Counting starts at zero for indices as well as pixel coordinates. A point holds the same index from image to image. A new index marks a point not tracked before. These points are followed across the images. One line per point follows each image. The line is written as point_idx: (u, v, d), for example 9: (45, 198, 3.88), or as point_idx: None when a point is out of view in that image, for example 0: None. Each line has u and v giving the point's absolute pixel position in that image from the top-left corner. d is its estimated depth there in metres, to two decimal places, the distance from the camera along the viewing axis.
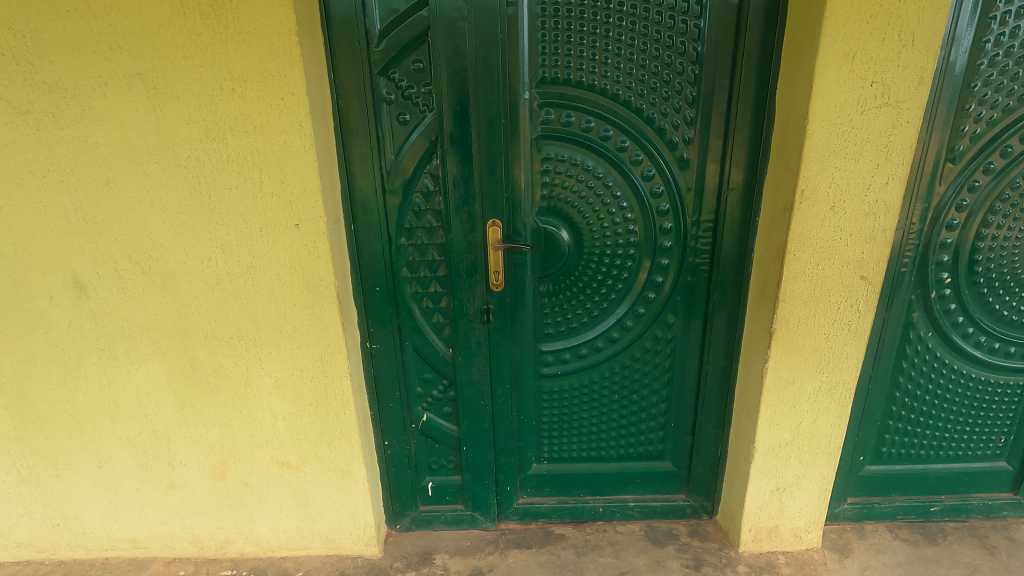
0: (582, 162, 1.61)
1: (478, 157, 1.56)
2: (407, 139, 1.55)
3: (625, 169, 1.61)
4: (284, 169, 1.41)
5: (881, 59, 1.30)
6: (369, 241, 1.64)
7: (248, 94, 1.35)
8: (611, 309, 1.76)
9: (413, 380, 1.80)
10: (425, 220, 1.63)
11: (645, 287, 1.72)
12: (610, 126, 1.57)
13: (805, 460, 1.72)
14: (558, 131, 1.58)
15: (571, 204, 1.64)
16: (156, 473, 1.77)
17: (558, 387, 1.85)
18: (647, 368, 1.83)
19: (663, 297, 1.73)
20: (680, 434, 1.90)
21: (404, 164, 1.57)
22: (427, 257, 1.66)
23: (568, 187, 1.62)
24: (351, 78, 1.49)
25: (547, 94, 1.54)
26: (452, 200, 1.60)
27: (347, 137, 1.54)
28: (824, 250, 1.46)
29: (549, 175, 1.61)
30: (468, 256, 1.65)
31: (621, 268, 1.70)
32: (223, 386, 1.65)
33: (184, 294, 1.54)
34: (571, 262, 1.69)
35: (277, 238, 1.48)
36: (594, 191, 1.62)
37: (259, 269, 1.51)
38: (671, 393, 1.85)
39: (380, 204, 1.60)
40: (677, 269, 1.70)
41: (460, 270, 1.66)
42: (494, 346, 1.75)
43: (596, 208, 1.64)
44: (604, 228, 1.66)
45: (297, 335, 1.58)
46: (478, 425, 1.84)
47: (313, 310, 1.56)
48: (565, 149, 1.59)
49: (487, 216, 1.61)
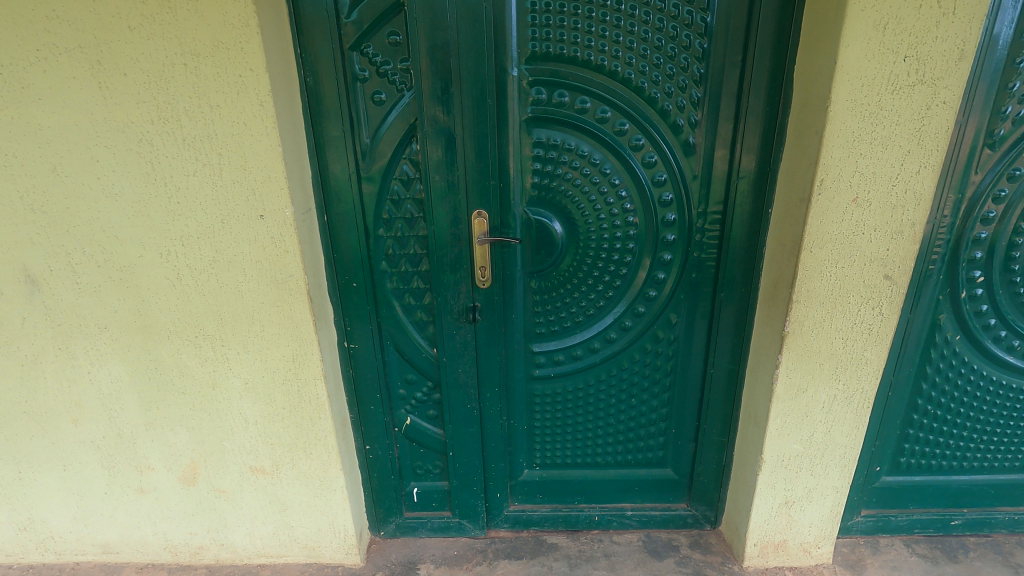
0: (576, 147, 1.45)
1: (462, 141, 1.42)
2: (383, 121, 1.41)
3: (624, 155, 1.46)
4: (246, 154, 1.28)
5: (915, 31, 1.14)
6: (345, 232, 1.51)
7: (202, 70, 1.22)
8: (608, 307, 1.62)
9: (396, 381, 1.68)
10: (406, 210, 1.49)
11: (645, 284, 1.58)
12: (608, 107, 1.42)
13: (817, 473, 1.59)
14: (550, 113, 1.42)
15: (565, 193, 1.49)
16: (124, 476, 1.67)
17: (551, 390, 1.72)
18: (647, 371, 1.69)
19: (665, 295, 1.59)
20: (681, 441, 1.77)
21: (381, 148, 1.43)
22: (407, 250, 1.53)
23: (562, 174, 1.48)
24: (320, 53, 1.34)
25: (538, 71, 1.39)
26: (433, 188, 1.46)
27: (318, 119, 1.40)
28: (843, 247, 1.32)
29: (541, 161, 1.47)
30: (451, 250, 1.51)
31: (620, 263, 1.56)
32: (190, 388, 1.54)
33: (143, 289, 1.42)
34: (565, 257, 1.55)
35: (240, 230, 1.35)
36: (589, 179, 1.48)
37: (223, 263, 1.39)
38: (673, 397, 1.72)
39: (354, 192, 1.47)
40: (680, 265, 1.56)
41: (444, 264, 1.53)
42: (481, 346, 1.62)
43: (592, 197, 1.49)
44: (601, 220, 1.52)
45: (266, 335, 1.47)
46: (465, 430, 1.73)
47: (282, 308, 1.44)
48: (558, 132, 1.45)
49: (472, 206, 1.48)
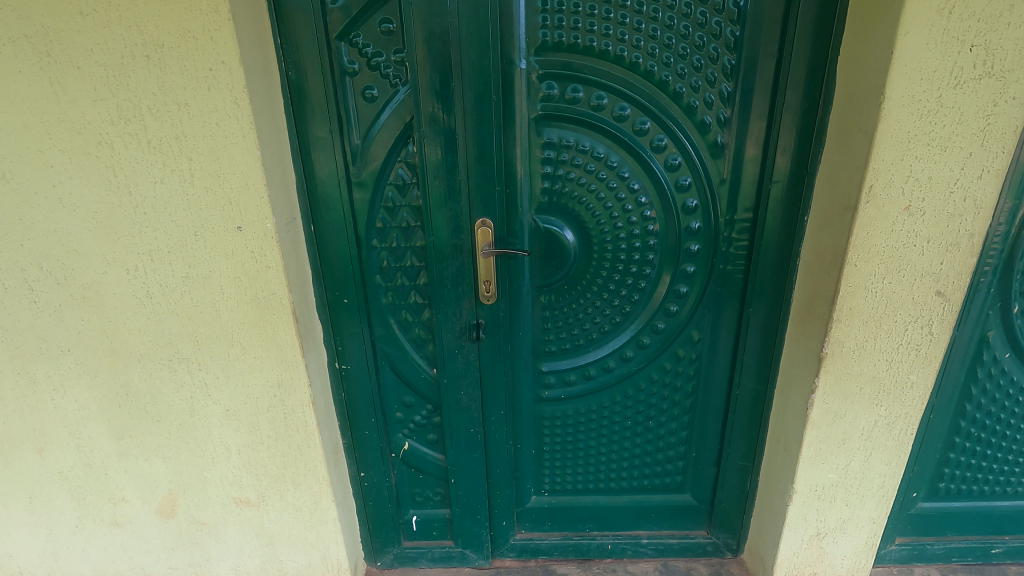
0: (591, 148, 1.30)
1: (464, 141, 1.27)
2: (376, 120, 1.26)
3: (644, 158, 1.31)
4: (219, 159, 1.13)
5: (985, 15, 0.99)
6: (334, 244, 1.36)
7: (167, 63, 1.07)
8: (625, 323, 1.47)
9: (392, 404, 1.54)
10: (402, 219, 1.35)
11: (666, 299, 1.44)
12: (627, 103, 1.27)
13: (852, 504, 1.45)
14: (562, 111, 1.27)
15: (578, 200, 1.34)
16: (96, 509, 1.53)
17: (561, 413, 1.58)
18: (666, 392, 1.55)
19: (687, 310, 1.45)
20: (701, 465, 1.64)
21: (374, 150, 1.28)
22: (404, 263, 1.39)
23: (575, 178, 1.33)
24: (304, 42, 1.19)
25: (549, 63, 1.24)
26: (431, 194, 1.31)
27: (302, 118, 1.25)
28: (892, 260, 1.18)
29: (552, 164, 1.32)
30: (452, 263, 1.37)
31: (638, 276, 1.42)
32: (165, 415, 1.40)
33: (109, 308, 1.28)
34: (578, 269, 1.40)
35: (216, 243, 1.21)
36: (605, 183, 1.33)
37: (197, 280, 1.24)
38: (694, 419, 1.59)
39: (344, 198, 1.32)
40: (704, 278, 1.42)
41: (444, 278, 1.38)
42: (486, 367, 1.48)
43: (608, 204, 1.35)
44: (617, 229, 1.37)
45: (247, 358, 1.32)
46: (468, 455, 1.59)
47: (265, 329, 1.29)
48: (571, 131, 1.30)
49: (475, 214, 1.33)
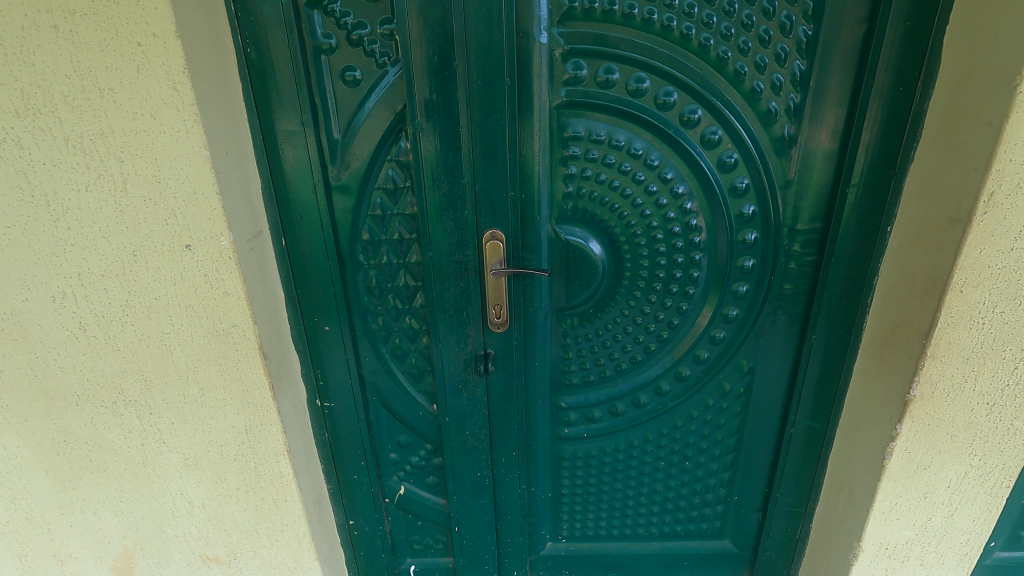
0: (626, 143, 1.05)
1: (469, 135, 1.02)
2: (359, 110, 1.01)
3: (692, 156, 1.06)
4: (157, 161, 0.89)
5: None
6: (310, 261, 1.11)
7: (83, 37, 0.82)
8: (661, 352, 1.24)
9: (384, 444, 1.31)
10: (394, 230, 1.10)
11: (711, 324, 1.20)
12: (673, 87, 1.02)
13: (928, 563, 1.22)
14: (592, 97, 1.02)
15: (609, 207, 1.10)
16: (39, 568, 1.30)
17: (582, 453, 1.35)
18: (707, 429, 1.32)
19: (735, 337, 1.21)
20: (744, 509, 1.42)
21: (357, 147, 1.03)
22: (396, 283, 1.15)
23: (605, 180, 1.08)
24: (264, 9, 0.93)
25: (577, 36, 0.99)
26: (430, 201, 1.07)
27: (267, 107, 1.00)
28: (1008, 285, 0.92)
29: (577, 163, 1.07)
30: (455, 283, 1.13)
31: (679, 297, 1.18)
32: (113, 464, 1.17)
33: (35, 343, 1.04)
34: (607, 290, 1.16)
35: (160, 266, 0.97)
36: (643, 186, 1.08)
37: (140, 310, 1.01)
38: (737, 459, 1.36)
39: (321, 207, 1.07)
40: (758, 300, 1.18)
41: (445, 301, 1.15)
42: (495, 404, 1.25)
43: (645, 212, 1.10)
44: (655, 242, 1.13)
45: (207, 401, 1.09)
46: (474, 501, 1.37)
47: (226, 368, 1.06)
48: (602, 123, 1.04)
49: (482, 225, 1.09)
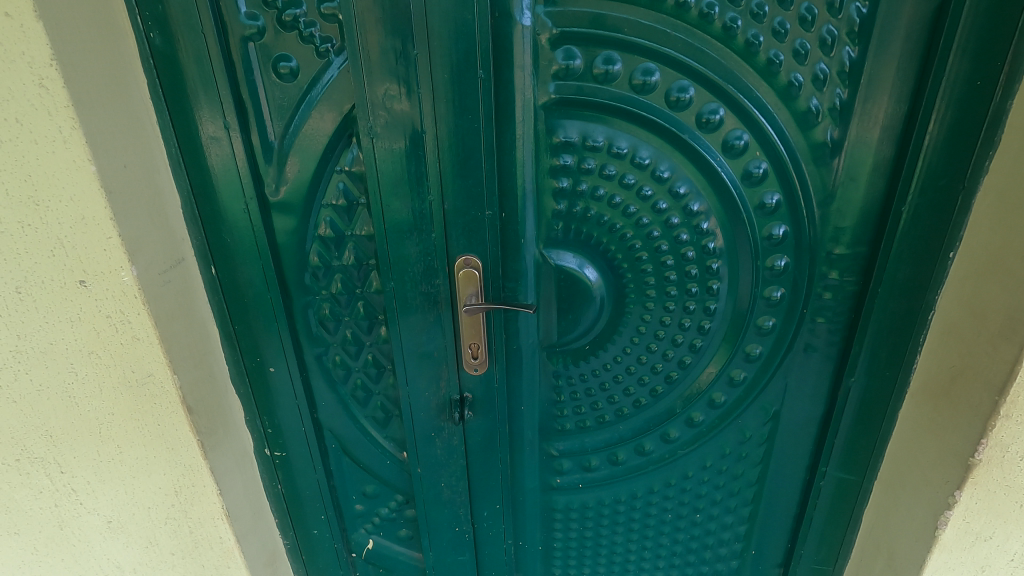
0: (629, 151, 0.85)
1: (435, 142, 0.83)
2: (297, 110, 0.81)
3: (711, 167, 0.86)
4: (33, 178, 0.69)
5: None
6: (248, 292, 0.92)
7: None
8: (670, 395, 1.05)
9: (348, 495, 1.14)
10: (348, 255, 0.91)
11: (730, 363, 1.01)
12: (691, 80, 0.81)
13: None
14: (589, 94, 0.82)
15: (608, 228, 0.90)
16: None
17: (577, 504, 1.17)
18: (722, 480, 1.14)
19: (758, 378, 1.03)
20: (761, 565, 1.24)
21: (297, 156, 0.84)
22: (354, 317, 0.96)
23: (604, 196, 0.88)
24: None
25: (569, 17, 0.78)
26: (388, 221, 0.87)
27: (183, 108, 0.81)
28: None
29: (570, 175, 0.87)
30: (423, 317, 0.94)
31: (692, 333, 0.98)
32: (26, 527, 0.96)
33: None
34: (606, 324, 0.97)
35: (53, 305, 0.77)
36: (650, 202, 0.88)
37: (39, 355, 0.81)
38: (756, 511, 1.18)
39: (256, 229, 0.88)
40: (787, 336, 0.98)
41: (412, 338, 0.96)
42: (474, 452, 1.07)
43: (652, 234, 0.90)
44: (664, 270, 0.93)
45: (127, 460, 0.91)
46: (453, 557, 1.19)
47: (145, 422, 0.87)
48: (601, 127, 0.84)
49: (453, 249, 0.89)
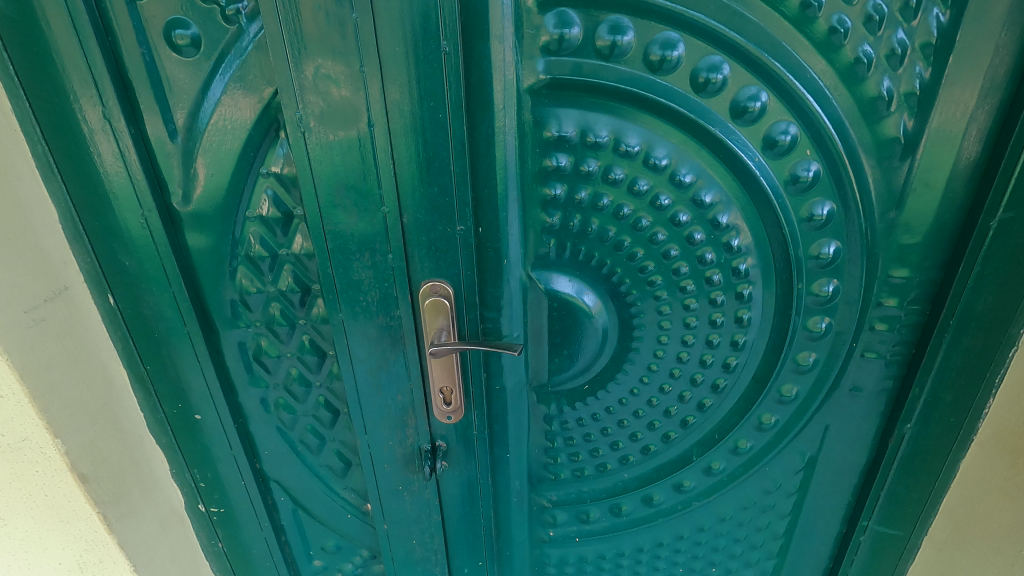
0: (642, 149, 0.65)
1: (389, 138, 0.63)
2: (201, 96, 0.62)
3: (747, 169, 0.67)
4: None
5: None
6: (161, 326, 0.73)
7: None
8: (686, 442, 0.87)
9: (304, 551, 0.97)
10: (285, 280, 0.72)
11: (759, 404, 0.83)
12: (727, 55, 0.61)
13: None
14: (591, 75, 0.61)
15: (612, 245, 0.71)
16: None
17: (573, 559, 1.00)
18: (743, 532, 0.97)
19: (792, 421, 0.85)
20: None
21: (209, 156, 0.65)
22: (298, 352, 0.78)
23: (609, 206, 0.68)
24: None
25: None
26: (332, 238, 0.68)
27: (47, 94, 0.60)
28: None
29: (565, 180, 0.67)
30: (382, 355, 0.76)
31: (716, 371, 0.80)
32: None
33: None
34: (610, 360, 0.79)
35: None
36: (668, 214, 0.69)
37: None
38: (781, 564, 1.01)
39: (161, 249, 0.68)
40: (830, 373, 0.80)
41: (369, 378, 0.78)
42: (451, 505, 0.90)
43: (669, 253, 0.71)
44: (683, 297, 0.74)
45: (14, 535, 0.70)
46: None
47: (30, 492, 0.67)
48: (605, 117, 0.64)
49: (417, 273, 0.71)
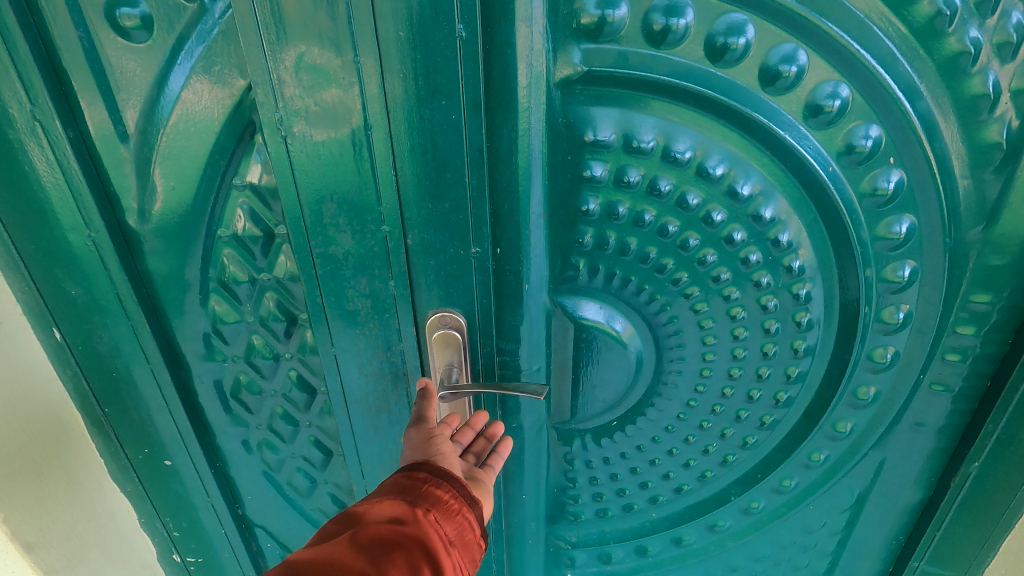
0: (695, 155, 0.54)
1: (389, 144, 0.52)
2: (155, 92, 0.50)
3: (819, 180, 0.55)
4: None
5: None
6: (120, 363, 0.63)
7: None
8: (723, 480, 0.77)
9: None
10: (265, 309, 0.61)
11: (809, 441, 0.74)
12: (806, 42, 0.49)
13: None
14: (637, 67, 0.50)
15: (652, 268, 0.60)
16: None
17: None
18: (778, 571, 0.88)
19: (843, 458, 0.76)
20: None
21: (168, 166, 0.53)
22: (283, 389, 0.67)
23: (651, 223, 0.58)
24: None
25: None
26: (321, 261, 0.57)
27: None
28: None
29: (600, 193, 0.56)
30: (381, 393, 0.66)
31: (763, 406, 0.70)
32: None
33: None
34: (643, 394, 0.69)
35: None
36: (721, 232, 0.58)
37: None
38: None
39: (113, 275, 0.57)
40: (891, 407, 0.71)
41: (367, 418, 0.68)
42: None
43: (719, 278, 0.61)
44: (732, 325, 0.64)
45: None
46: None
47: None
48: (652, 118, 0.52)
49: (423, 302, 0.60)
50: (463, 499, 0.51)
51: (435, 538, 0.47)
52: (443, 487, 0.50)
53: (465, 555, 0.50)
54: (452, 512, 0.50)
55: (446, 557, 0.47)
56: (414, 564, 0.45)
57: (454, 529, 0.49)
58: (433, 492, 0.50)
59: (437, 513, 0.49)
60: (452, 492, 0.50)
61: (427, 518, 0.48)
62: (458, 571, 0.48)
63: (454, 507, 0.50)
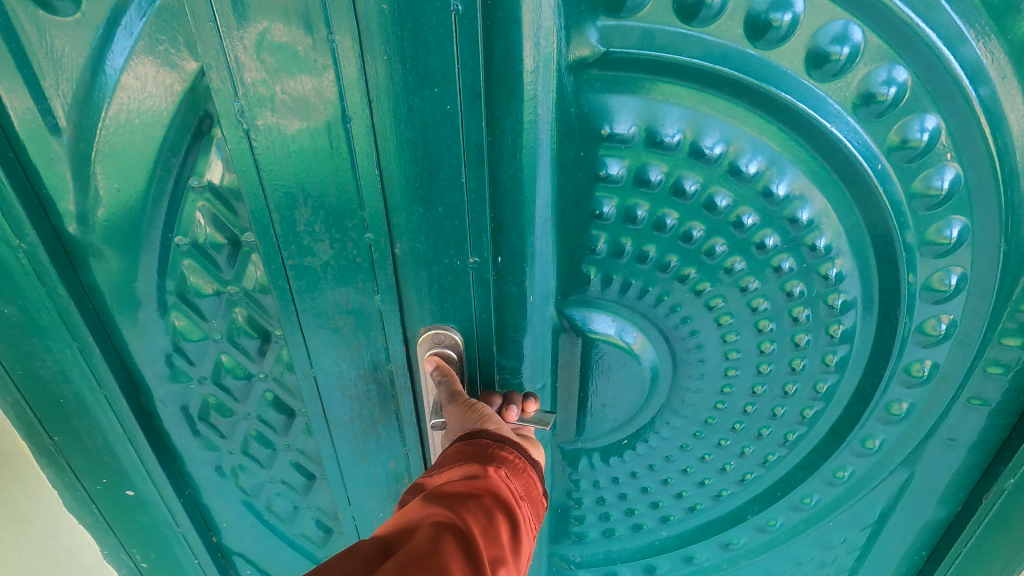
0: (727, 151, 0.47)
1: (371, 140, 0.44)
2: (87, 78, 0.42)
3: (866, 180, 0.48)
4: None
5: None
6: (71, 386, 0.56)
7: None
8: (740, 497, 0.72)
9: None
10: (234, 327, 0.54)
11: (834, 458, 0.68)
12: (863, 19, 0.42)
13: None
14: (664, 48, 0.43)
15: (672, 278, 0.54)
16: None
17: None
18: None
19: (868, 474, 0.70)
20: None
21: (110, 166, 0.45)
22: (258, 411, 0.60)
23: (673, 229, 0.51)
24: None
25: None
26: (296, 274, 0.50)
27: None
28: None
29: (615, 196, 0.49)
30: (369, 414, 0.59)
31: (788, 423, 0.64)
32: None
33: None
34: (657, 412, 0.63)
35: None
36: (752, 238, 0.51)
37: None
38: None
39: (54, 292, 0.50)
40: (923, 423, 0.65)
41: (353, 443, 0.61)
42: None
43: (747, 288, 0.54)
44: (759, 339, 0.57)
45: None
46: None
47: None
48: (678, 108, 0.45)
49: (414, 317, 0.53)
50: (529, 457, 0.46)
51: (506, 495, 0.42)
52: (508, 447, 0.45)
53: (535, 512, 0.45)
54: (520, 470, 0.45)
55: (518, 512, 0.43)
56: (490, 513, 0.41)
57: (523, 485, 0.44)
58: (498, 452, 0.45)
59: (507, 471, 0.44)
60: (518, 454, 0.45)
61: (497, 474, 0.43)
62: (530, 528, 0.44)
63: (521, 465, 0.45)
